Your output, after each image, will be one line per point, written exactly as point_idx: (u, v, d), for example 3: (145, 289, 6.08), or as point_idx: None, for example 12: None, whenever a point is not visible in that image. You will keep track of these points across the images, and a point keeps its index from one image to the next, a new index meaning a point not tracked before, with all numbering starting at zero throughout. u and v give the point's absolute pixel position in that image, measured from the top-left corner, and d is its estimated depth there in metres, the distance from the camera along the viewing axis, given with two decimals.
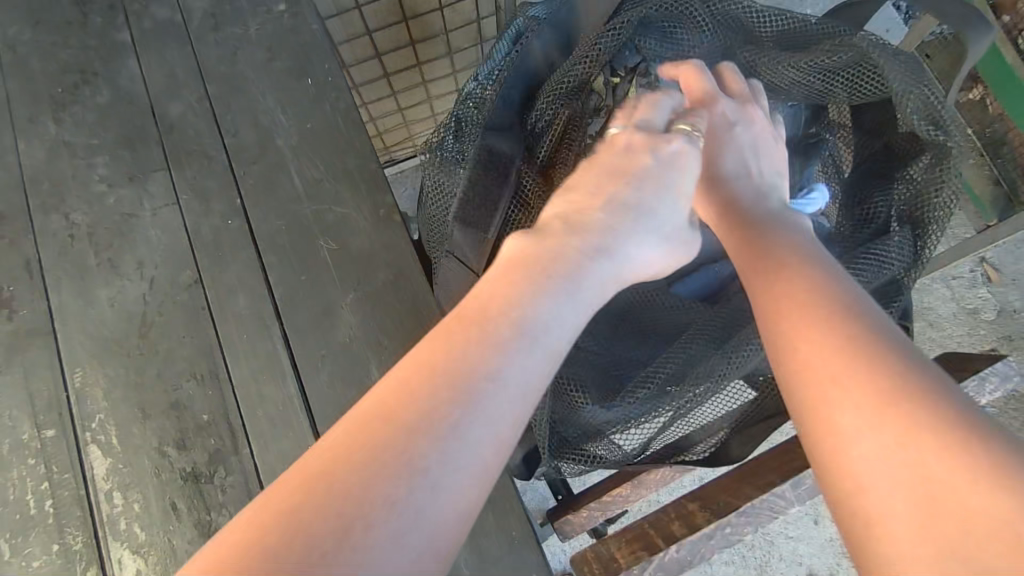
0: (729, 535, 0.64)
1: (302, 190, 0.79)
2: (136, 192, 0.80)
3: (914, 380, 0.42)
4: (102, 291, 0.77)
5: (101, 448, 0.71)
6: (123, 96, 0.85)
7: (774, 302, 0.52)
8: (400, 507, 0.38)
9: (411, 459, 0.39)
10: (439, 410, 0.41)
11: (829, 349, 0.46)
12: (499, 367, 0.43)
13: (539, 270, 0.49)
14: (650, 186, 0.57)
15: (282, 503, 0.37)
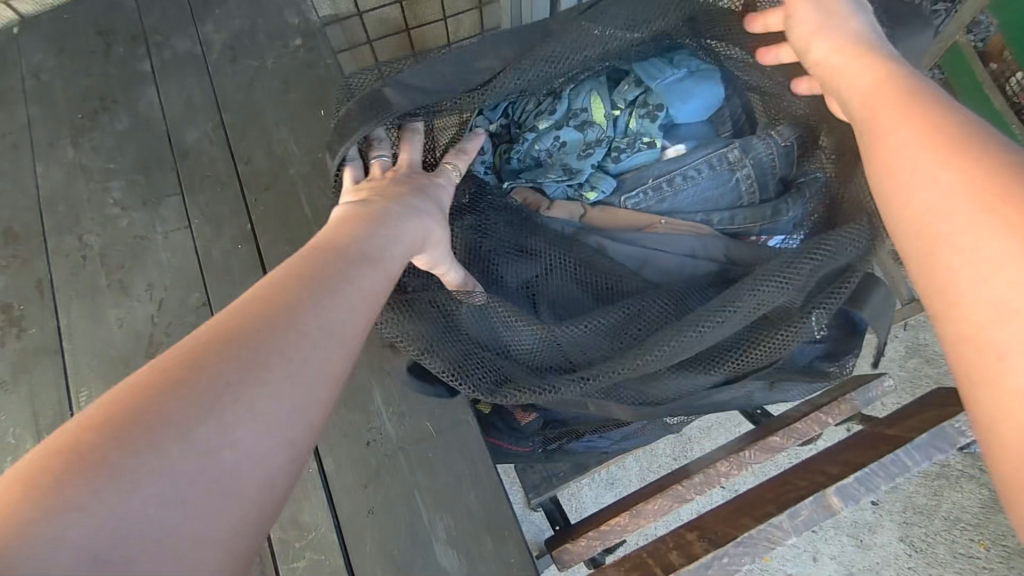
0: (727, 565, 0.60)
1: (312, 217, 0.82)
2: (149, 215, 0.83)
3: None
4: (111, 310, 0.78)
5: None
6: (141, 123, 0.88)
7: (913, 155, 0.39)
8: (264, 385, 0.37)
9: (245, 363, 0.37)
10: (293, 306, 0.41)
11: (922, 150, 0.39)
12: (341, 279, 0.46)
13: (372, 219, 0.53)
14: (436, 188, 0.62)
15: (140, 385, 0.35)
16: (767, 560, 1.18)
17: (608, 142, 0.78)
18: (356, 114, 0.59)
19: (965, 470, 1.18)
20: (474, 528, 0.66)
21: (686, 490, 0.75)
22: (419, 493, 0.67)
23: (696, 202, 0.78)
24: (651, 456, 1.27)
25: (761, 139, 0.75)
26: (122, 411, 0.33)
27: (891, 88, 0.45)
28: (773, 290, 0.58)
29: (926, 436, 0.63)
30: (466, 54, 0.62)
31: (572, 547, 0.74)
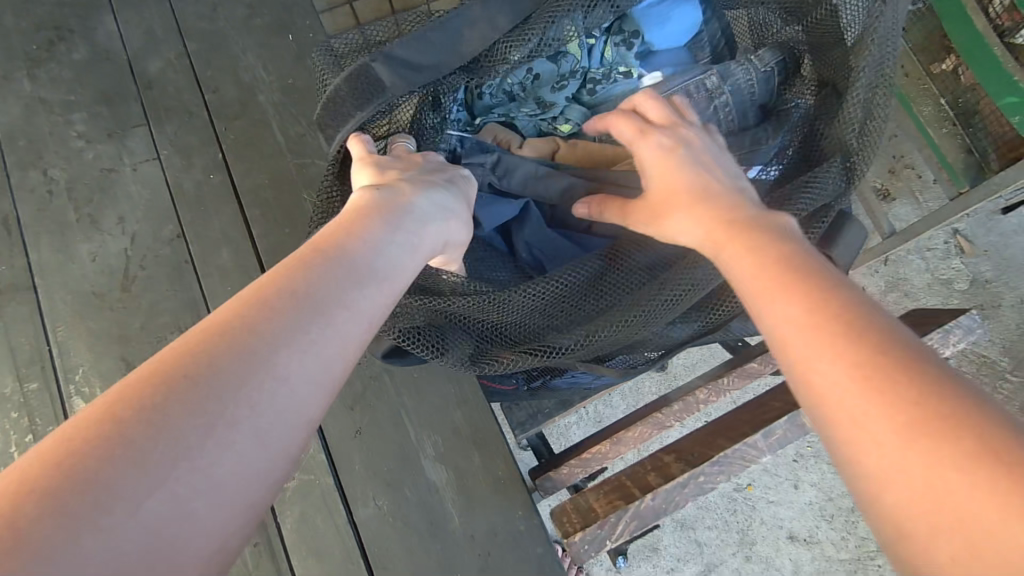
0: (703, 483, 0.56)
1: (285, 145, 0.80)
2: (115, 148, 0.80)
3: (943, 379, 0.28)
4: (83, 246, 0.76)
5: (86, 400, 0.71)
6: (100, 53, 0.84)
7: (790, 335, 0.32)
8: (230, 432, 0.31)
9: (212, 393, 0.31)
10: (275, 337, 0.35)
11: (796, 324, 0.32)
12: (340, 299, 0.38)
13: (385, 214, 0.46)
14: (461, 182, 0.55)
15: (90, 433, 0.28)
16: (750, 489, 1.22)
17: (583, 74, 0.69)
18: (348, 93, 0.54)
19: None
20: (462, 445, 0.67)
21: (667, 418, 0.71)
22: (406, 413, 0.68)
23: None
24: (637, 392, 1.29)
25: (741, 65, 0.64)
26: (87, 449, 0.28)
27: (750, 251, 0.38)
28: (806, 206, 0.52)
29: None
30: (455, 21, 0.53)
31: (555, 475, 0.70)
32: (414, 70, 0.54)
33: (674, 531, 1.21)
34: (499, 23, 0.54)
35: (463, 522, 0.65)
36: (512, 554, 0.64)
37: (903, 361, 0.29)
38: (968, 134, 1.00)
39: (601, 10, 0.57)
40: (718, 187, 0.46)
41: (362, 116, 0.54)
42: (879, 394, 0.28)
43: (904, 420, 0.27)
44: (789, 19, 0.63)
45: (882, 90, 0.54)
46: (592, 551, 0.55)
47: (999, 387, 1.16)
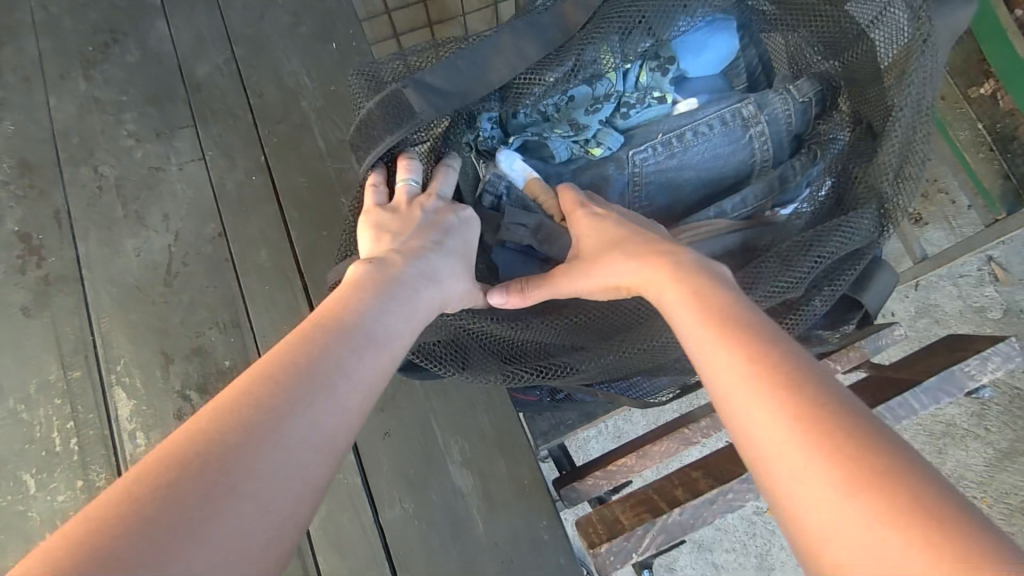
0: (732, 501, 0.55)
1: (325, 149, 0.82)
2: (163, 148, 0.83)
3: (871, 431, 0.30)
4: (129, 241, 0.79)
5: (125, 390, 0.73)
6: (152, 55, 0.87)
7: (732, 386, 0.35)
8: (239, 500, 0.31)
9: (220, 462, 0.32)
10: (279, 405, 0.36)
11: (739, 375, 0.35)
12: (339, 367, 0.40)
13: (380, 287, 0.48)
14: (458, 234, 0.56)
15: (108, 516, 0.29)
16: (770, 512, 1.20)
17: (617, 97, 0.66)
18: (378, 117, 0.55)
19: (970, 429, 1.14)
20: (488, 451, 0.68)
21: (692, 434, 0.71)
22: (434, 418, 0.69)
23: (709, 162, 0.67)
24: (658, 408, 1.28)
25: (779, 94, 0.65)
26: (100, 535, 0.28)
27: (698, 304, 0.42)
28: (838, 244, 0.51)
29: (934, 379, 0.58)
30: (485, 49, 0.53)
31: (580, 485, 0.70)
32: (444, 95, 0.54)
33: (690, 551, 1.20)
34: (529, 53, 0.54)
35: (487, 528, 0.65)
36: (534, 562, 0.64)
37: (834, 417, 0.31)
38: (1006, 160, 0.97)
39: (637, 36, 0.59)
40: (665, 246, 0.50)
41: (393, 141, 0.56)
42: (811, 443, 0.30)
43: (842, 475, 0.29)
44: (825, 54, 0.61)
45: (916, 136, 0.54)
46: (618, 563, 0.55)
47: None
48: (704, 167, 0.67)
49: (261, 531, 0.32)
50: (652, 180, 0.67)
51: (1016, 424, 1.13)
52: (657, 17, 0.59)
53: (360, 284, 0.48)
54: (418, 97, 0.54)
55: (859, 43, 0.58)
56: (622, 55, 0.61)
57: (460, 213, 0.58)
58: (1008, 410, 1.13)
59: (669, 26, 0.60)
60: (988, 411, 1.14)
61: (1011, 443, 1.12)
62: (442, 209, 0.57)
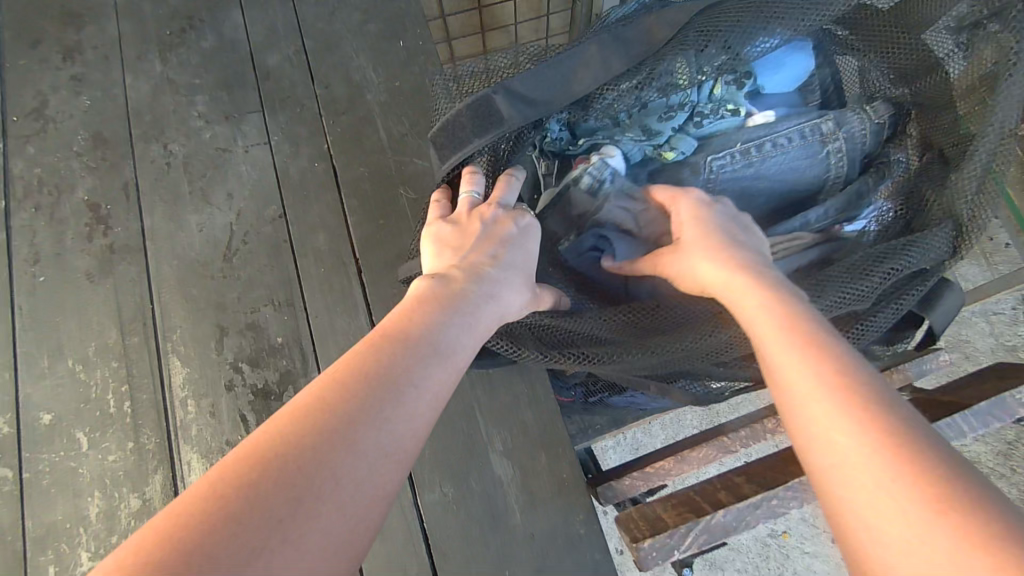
0: (776, 507, 0.57)
1: (386, 142, 0.85)
2: (230, 131, 0.86)
3: (952, 460, 0.31)
4: (192, 217, 0.82)
5: (180, 358, 0.75)
6: (226, 43, 0.91)
7: (815, 392, 0.36)
8: (317, 502, 0.35)
9: (304, 465, 0.35)
10: (353, 414, 0.39)
11: (822, 383, 0.36)
12: (409, 375, 0.42)
13: (445, 302, 0.50)
14: (518, 250, 0.58)
15: (200, 509, 0.32)
16: (786, 537, 1.19)
17: (691, 107, 0.67)
18: (468, 120, 0.59)
19: (996, 469, 1.13)
20: (529, 443, 0.69)
21: (732, 443, 0.72)
22: (478, 408, 0.71)
23: (782, 175, 0.67)
24: (678, 422, 1.29)
25: (857, 116, 0.66)
26: (198, 527, 0.31)
27: (778, 311, 0.43)
28: (914, 259, 0.53)
29: (985, 403, 0.59)
30: (571, 62, 0.58)
31: (617, 485, 0.70)
32: (530, 103, 0.59)
33: (702, 570, 1.19)
34: (612, 62, 0.59)
35: (524, 519, 0.66)
36: (568, 556, 0.65)
37: (902, 428, 0.33)
38: None
39: (714, 50, 0.60)
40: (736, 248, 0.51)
41: (480, 143, 0.60)
42: (893, 459, 0.31)
43: (927, 495, 0.30)
44: (896, 83, 0.65)
45: (997, 164, 0.56)
46: (659, 559, 0.56)
47: None
48: (774, 180, 0.67)
49: (338, 528, 0.35)
50: (726, 189, 0.67)
51: None
52: (734, 34, 0.60)
53: (423, 297, 0.51)
54: (508, 105, 0.58)
55: (936, 71, 0.62)
56: (696, 67, 0.61)
57: (519, 219, 0.59)
58: None
59: (748, 45, 0.61)
60: (1013, 450, 1.13)
61: None
62: (503, 217, 0.59)
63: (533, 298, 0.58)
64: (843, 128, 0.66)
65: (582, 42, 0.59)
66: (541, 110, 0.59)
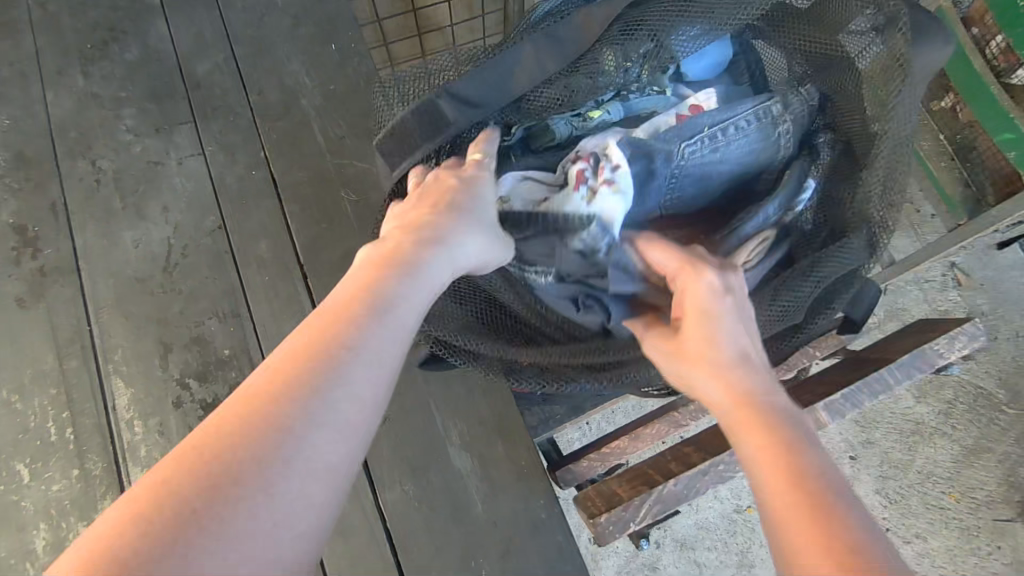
0: (722, 472, 0.58)
1: (325, 146, 0.84)
2: (162, 143, 0.84)
3: (870, 543, 0.33)
4: (127, 233, 0.80)
5: (123, 379, 0.73)
6: (151, 53, 0.89)
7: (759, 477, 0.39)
8: (251, 495, 0.33)
9: (242, 469, 0.33)
10: (286, 399, 0.35)
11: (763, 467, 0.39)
12: (347, 345, 0.38)
13: (388, 263, 0.44)
14: (476, 203, 0.52)
15: (133, 516, 0.32)
16: (750, 510, 1.21)
17: (619, 88, 0.67)
18: (414, 125, 0.61)
19: (938, 427, 1.16)
20: (487, 433, 0.70)
21: (683, 417, 0.73)
22: (434, 404, 0.71)
23: (737, 164, 0.64)
24: (641, 407, 1.31)
25: (797, 98, 0.65)
26: (137, 531, 0.31)
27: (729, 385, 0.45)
28: (836, 267, 0.57)
29: (908, 356, 0.62)
30: (508, 60, 0.60)
31: (576, 467, 0.72)
32: (474, 105, 0.60)
33: (673, 550, 1.20)
34: (547, 65, 0.60)
35: (486, 508, 0.67)
36: (532, 541, 0.66)
37: (834, 511, 0.35)
38: (967, 169, 1.00)
39: (640, 38, 0.63)
40: (736, 347, 0.47)
41: (430, 146, 0.62)
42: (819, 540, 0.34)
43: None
44: (812, 71, 0.66)
45: (898, 168, 0.58)
46: (617, 532, 0.58)
47: (994, 419, 1.15)
48: (732, 173, 0.64)
49: (281, 530, 0.33)
50: (690, 174, 0.62)
51: (981, 422, 1.15)
52: (658, 23, 0.62)
53: (361, 267, 0.45)
54: (455, 107, 0.60)
55: (843, 66, 0.63)
56: (623, 56, 0.63)
57: (464, 175, 0.53)
58: (972, 409, 1.16)
59: (670, 35, 0.63)
60: (953, 409, 1.17)
61: (976, 439, 1.15)
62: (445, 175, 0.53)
63: (495, 249, 0.51)
64: (789, 109, 0.64)
65: (519, 40, 0.60)
66: (484, 110, 0.61)
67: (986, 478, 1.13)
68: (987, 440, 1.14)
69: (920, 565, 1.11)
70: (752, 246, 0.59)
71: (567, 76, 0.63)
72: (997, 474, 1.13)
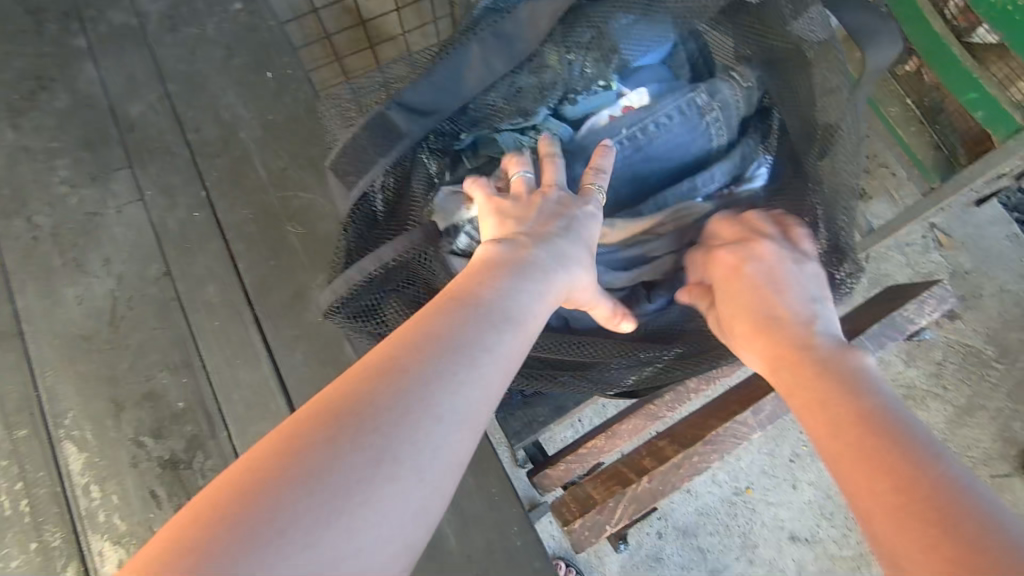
0: (697, 463, 0.58)
1: (267, 178, 0.81)
2: (99, 192, 0.81)
3: (917, 442, 0.36)
4: (69, 290, 0.77)
5: (76, 444, 0.70)
6: (82, 99, 0.85)
7: (811, 414, 0.42)
8: (389, 472, 0.31)
9: (364, 434, 0.31)
10: (425, 374, 0.34)
11: (810, 401, 0.43)
12: (479, 340, 0.37)
13: (513, 268, 0.43)
14: (587, 222, 0.50)
15: (254, 466, 0.30)
16: (749, 491, 1.05)
17: (564, 86, 0.63)
18: (368, 141, 0.57)
19: (930, 389, 1.12)
20: None
21: (659, 408, 0.66)
22: None
23: (669, 156, 0.62)
24: None
25: (727, 84, 0.61)
26: (256, 483, 0.29)
27: (764, 339, 0.49)
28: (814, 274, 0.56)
29: (877, 326, 0.60)
30: (457, 62, 0.56)
31: (552, 472, 0.65)
32: (424, 113, 0.58)
33: (674, 539, 1.05)
34: (496, 64, 0.57)
35: (460, 542, 0.65)
36: (509, 571, 0.63)
37: (884, 416, 0.39)
38: (936, 131, 0.96)
39: (580, 29, 0.59)
40: (772, 303, 0.50)
41: (388, 161, 0.58)
42: (863, 445, 0.37)
43: (881, 472, 0.35)
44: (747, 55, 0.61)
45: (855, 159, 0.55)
46: (592, 537, 0.57)
47: (985, 376, 1.12)
48: (663, 166, 0.63)
49: (404, 511, 0.31)
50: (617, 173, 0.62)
51: (971, 380, 1.13)
52: (598, 12, 0.59)
53: (485, 275, 0.42)
54: (405, 116, 0.57)
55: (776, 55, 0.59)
56: (564, 48, 0.60)
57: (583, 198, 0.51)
58: (962, 367, 1.13)
59: (610, 24, 0.60)
60: (943, 369, 1.13)
61: (969, 398, 1.12)
62: (569, 197, 0.51)
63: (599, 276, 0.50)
64: (716, 98, 0.61)
65: (465, 37, 0.56)
66: (436, 119, 0.58)
67: (981, 439, 1.10)
68: (980, 398, 1.11)
69: None
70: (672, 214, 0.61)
71: (513, 74, 0.60)
72: (992, 434, 1.10)
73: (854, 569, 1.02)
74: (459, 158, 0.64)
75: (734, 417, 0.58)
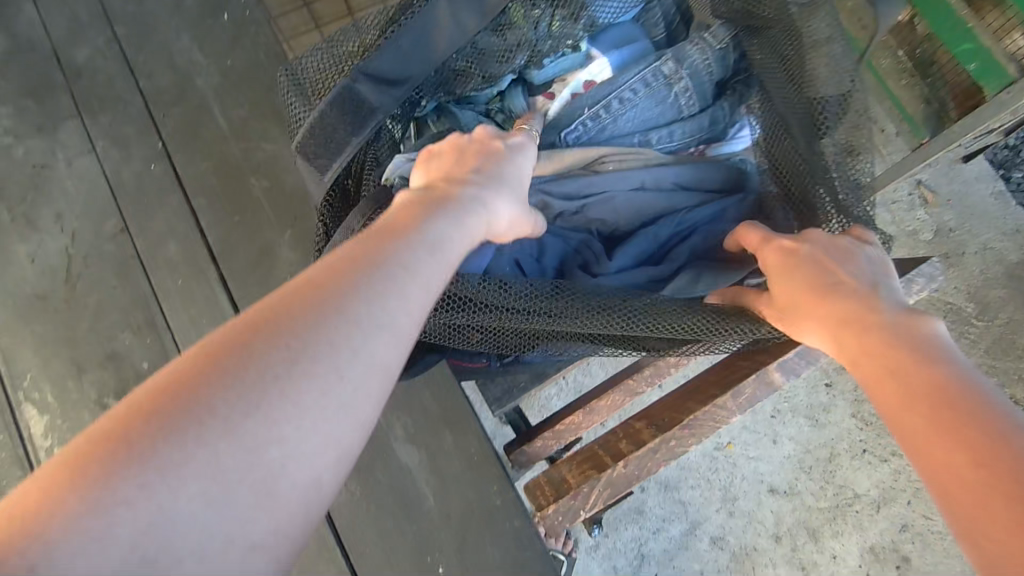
0: (675, 448, 0.54)
1: (228, 129, 0.76)
2: (47, 143, 0.76)
3: (1010, 423, 0.30)
4: (21, 247, 0.73)
5: (36, 406, 0.68)
6: (22, 42, 0.79)
7: (875, 387, 0.36)
8: (290, 407, 0.29)
9: (262, 366, 0.29)
10: (338, 298, 0.32)
11: (871, 374, 0.36)
12: (399, 265, 0.34)
13: (440, 206, 0.40)
14: (513, 169, 0.48)
15: (139, 403, 0.27)
16: (731, 447, 1.06)
17: (530, 49, 0.59)
18: (337, 118, 0.53)
19: None
20: (431, 424, 0.66)
21: (638, 383, 0.64)
22: None
23: (637, 128, 0.61)
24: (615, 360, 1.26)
25: (694, 46, 0.59)
26: (144, 417, 0.27)
27: (819, 309, 0.41)
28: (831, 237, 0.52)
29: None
30: (423, 24, 0.53)
31: (529, 448, 0.67)
32: (394, 83, 0.54)
33: (658, 492, 1.06)
34: (466, 22, 0.54)
35: (438, 501, 0.64)
36: (487, 530, 0.63)
37: (968, 390, 0.32)
38: (926, 84, 0.92)
39: None
40: (830, 278, 0.41)
41: (361, 139, 0.54)
42: (954, 435, 0.31)
43: (978, 468, 0.29)
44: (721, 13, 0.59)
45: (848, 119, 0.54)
46: (566, 523, 0.55)
47: (964, 333, 1.13)
48: (637, 135, 0.61)
49: (305, 449, 0.29)
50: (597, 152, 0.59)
51: (950, 336, 1.13)
52: None
53: (405, 210, 0.39)
54: (375, 89, 0.53)
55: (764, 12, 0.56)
56: (528, 6, 0.57)
57: (514, 148, 0.50)
58: (942, 324, 1.13)
59: None
60: None
61: None
62: (502, 146, 0.49)
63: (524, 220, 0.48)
64: (685, 64, 0.59)
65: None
66: (406, 87, 0.55)
67: None
68: (959, 353, 1.12)
69: (899, 481, 1.03)
70: (630, 158, 0.59)
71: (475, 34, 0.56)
72: None
73: (830, 520, 1.03)
74: (423, 124, 0.62)
75: (714, 401, 0.54)
